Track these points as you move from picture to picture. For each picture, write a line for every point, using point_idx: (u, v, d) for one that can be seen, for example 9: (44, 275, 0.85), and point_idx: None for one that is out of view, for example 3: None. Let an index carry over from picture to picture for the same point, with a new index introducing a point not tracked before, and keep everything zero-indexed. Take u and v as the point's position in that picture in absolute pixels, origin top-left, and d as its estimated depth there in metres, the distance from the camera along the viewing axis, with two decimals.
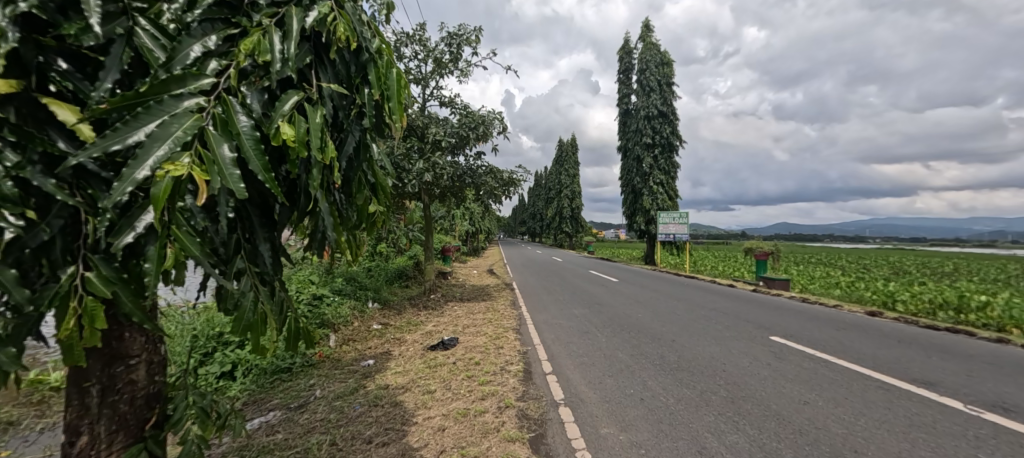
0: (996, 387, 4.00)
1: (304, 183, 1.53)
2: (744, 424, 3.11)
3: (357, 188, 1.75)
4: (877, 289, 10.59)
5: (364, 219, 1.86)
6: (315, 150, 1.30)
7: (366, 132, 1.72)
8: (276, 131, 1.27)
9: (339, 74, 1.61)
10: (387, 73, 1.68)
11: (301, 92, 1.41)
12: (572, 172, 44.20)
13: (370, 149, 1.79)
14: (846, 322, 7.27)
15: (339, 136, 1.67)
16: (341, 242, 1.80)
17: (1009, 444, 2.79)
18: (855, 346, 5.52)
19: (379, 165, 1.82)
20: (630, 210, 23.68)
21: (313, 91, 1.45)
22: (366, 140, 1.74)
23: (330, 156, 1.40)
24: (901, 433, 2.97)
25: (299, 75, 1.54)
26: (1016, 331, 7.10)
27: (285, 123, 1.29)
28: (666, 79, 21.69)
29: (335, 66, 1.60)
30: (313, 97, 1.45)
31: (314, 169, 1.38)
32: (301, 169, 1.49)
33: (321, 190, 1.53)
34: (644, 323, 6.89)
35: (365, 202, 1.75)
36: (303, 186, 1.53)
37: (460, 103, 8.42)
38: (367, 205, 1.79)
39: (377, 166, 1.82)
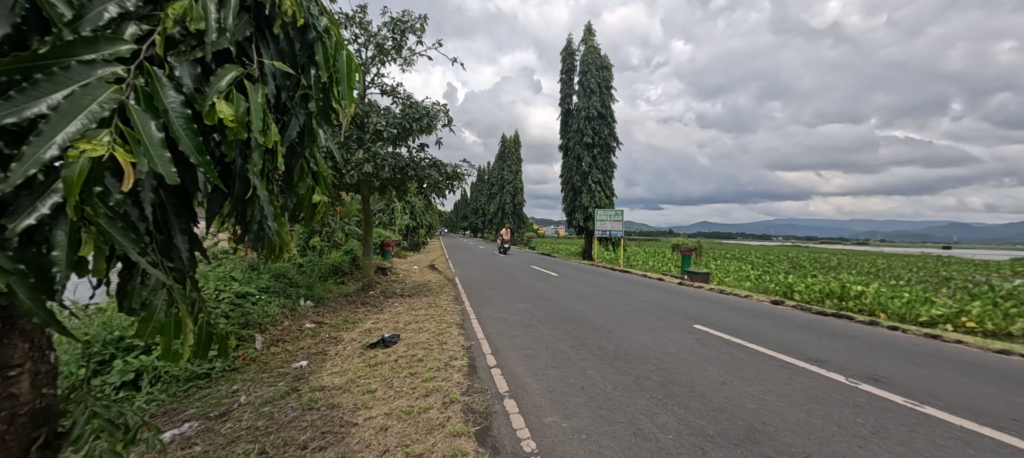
0: (871, 362, 4.70)
1: (241, 169, 1.40)
2: (673, 405, 3.36)
3: (299, 177, 1.64)
4: (779, 281, 11.99)
5: (311, 212, 1.74)
6: (257, 132, 1.20)
7: (312, 117, 1.62)
8: (212, 110, 1.15)
9: (282, 51, 1.49)
10: (336, 55, 1.59)
11: (240, 68, 1.29)
12: (515, 168, 44.68)
13: (316, 135, 1.69)
14: (755, 310, 8.13)
15: (282, 119, 1.55)
16: (281, 236, 1.67)
17: (879, 410, 3.31)
18: (763, 331, 6.20)
19: (324, 152, 1.72)
20: (570, 207, 24.47)
21: (256, 68, 1.34)
22: (312, 126, 1.64)
23: (273, 140, 1.30)
24: (801, 405, 3.39)
25: (237, 49, 1.40)
26: (883, 315, 8.64)
27: (223, 101, 1.17)
28: (606, 82, 22.63)
29: (278, 43, 1.48)
30: (254, 75, 1.34)
31: (255, 154, 1.26)
32: (239, 153, 1.37)
33: (263, 177, 1.42)
34: (583, 315, 7.18)
35: (308, 192, 1.64)
36: (239, 172, 1.39)
37: (403, 93, 8.14)
38: (311, 194, 1.68)
39: (321, 153, 1.72)
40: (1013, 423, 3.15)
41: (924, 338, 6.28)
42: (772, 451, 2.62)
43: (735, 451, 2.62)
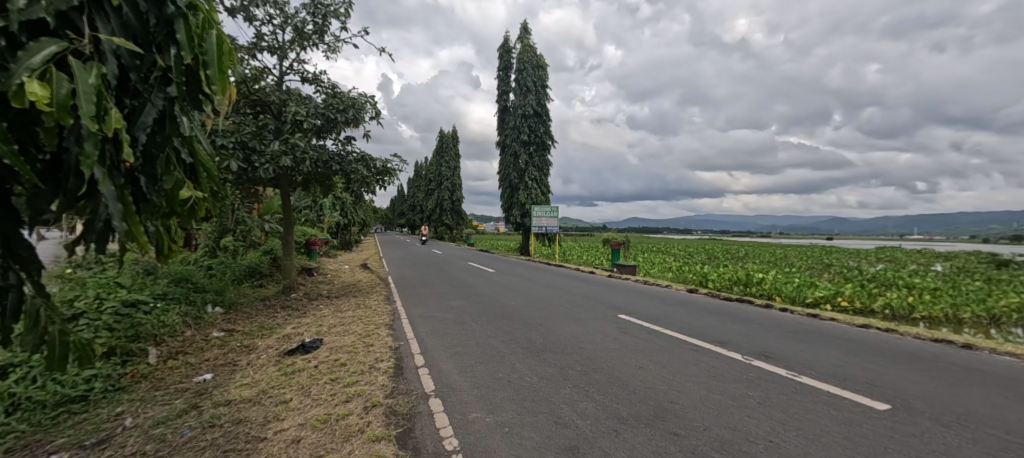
0: (763, 341, 5.32)
1: (74, 158, 1.26)
2: (594, 392, 3.54)
3: (165, 169, 1.53)
4: (696, 271, 13.16)
5: (179, 204, 1.71)
6: (86, 119, 1.09)
7: (174, 103, 1.50)
8: (18, 90, 1.04)
9: (128, 25, 1.34)
10: (203, 35, 1.49)
11: (63, 43, 1.18)
12: (453, 164, 44.08)
13: (182, 124, 1.56)
14: (674, 298, 8.82)
15: (132, 104, 1.47)
16: (143, 236, 1.46)
17: (767, 382, 3.76)
18: (679, 317, 6.74)
19: (194, 142, 1.65)
20: (507, 203, 24.72)
21: (86, 44, 1.24)
22: (175, 112, 1.51)
23: (111, 129, 1.20)
24: (705, 383, 3.74)
25: (64, 21, 1.27)
26: (778, 298, 9.86)
27: (36, 81, 1.06)
28: (541, 81, 23.10)
29: (122, 14, 1.33)
30: (84, 53, 1.24)
31: (88, 142, 1.13)
32: (69, 138, 1.21)
33: (105, 169, 1.29)
34: (516, 310, 7.31)
35: (175, 187, 1.58)
36: (72, 162, 1.26)
37: (327, 81, 7.63)
38: (180, 189, 1.62)
39: (192, 144, 1.67)
40: (866, 386, 3.74)
41: (806, 317, 7.26)
42: (676, 427, 2.86)
43: (645, 430, 2.82)
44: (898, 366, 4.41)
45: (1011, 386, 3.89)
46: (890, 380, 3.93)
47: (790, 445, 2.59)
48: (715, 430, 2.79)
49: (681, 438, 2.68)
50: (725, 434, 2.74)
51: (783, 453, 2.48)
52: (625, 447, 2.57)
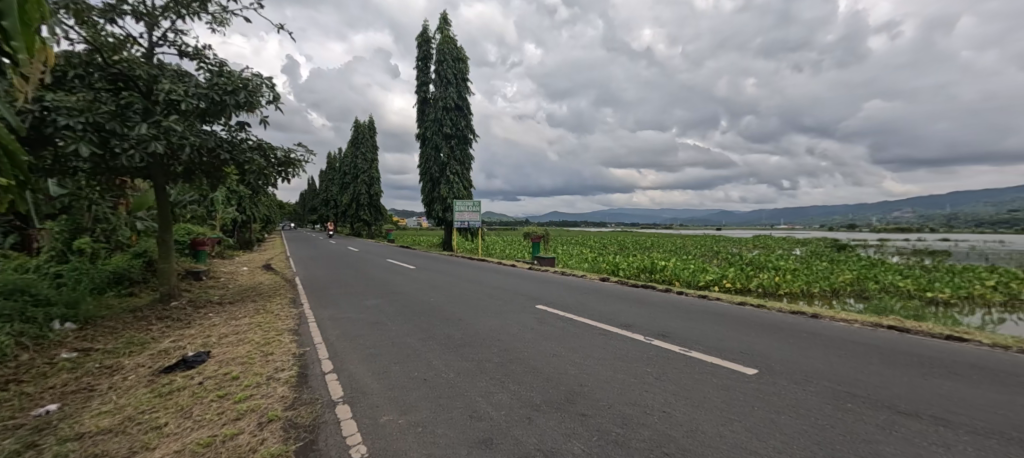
0: (662, 322, 5.90)
1: None
2: (509, 383, 3.62)
3: None
4: (608, 260, 14.12)
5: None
6: None
7: None
8: None
9: None
10: None
11: None
12: (370, 156, 41.81)
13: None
14: (588, 287, 9.36)
15: None
16: None
17: (664, 359, 4.17)
18: (591, 305, 7.19)
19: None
20: (428, 198, 24.14)
21: None
22: None
23: None
24: (611, 364, 4.04)
25: None
26: (677, 283, 11.02)
27: None
28: (461, 74, 22.85)
29: None
30: None
31: None
32: None
33: None
34: (434, 306, 7.20)
35: None
36: None
37: (212, 58, 6.74)
38: None
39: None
40: (741, 355, 4.35)
41: (698, 298, 8.20)
42: (584, 408, 3.04)
43: (556, 414, 2.95)
44: (765, 336, 5.19)
45: (842, 346, 4.80)
46: (759, 348, 4.61)
47: (680, 413, 2.90)
48: (618, 407, 3.02)
49: (588, 418, 2.86)
50: (627, 410, 2.98)
51: (674, 421, 2.77)
52: (537, 432, 2.67)
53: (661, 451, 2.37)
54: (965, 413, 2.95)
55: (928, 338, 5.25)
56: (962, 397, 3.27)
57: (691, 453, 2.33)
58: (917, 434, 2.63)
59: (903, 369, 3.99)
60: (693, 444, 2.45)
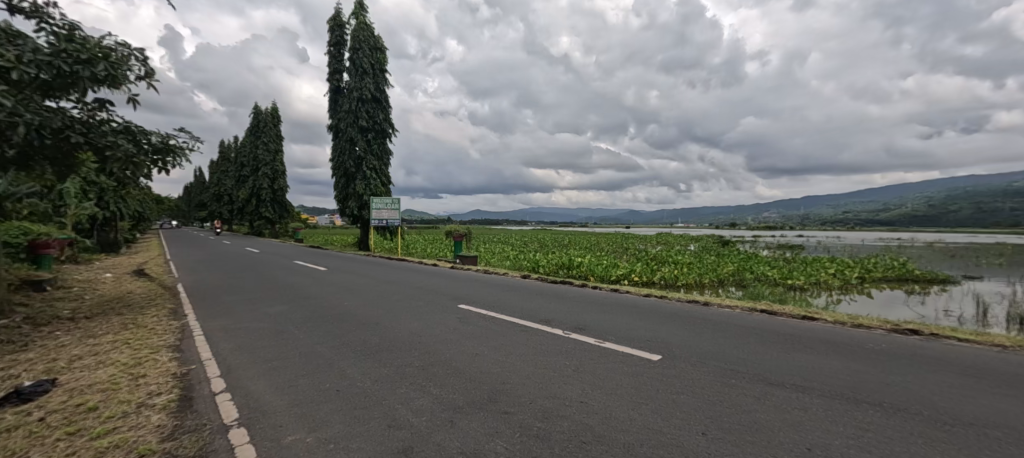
0: (579, 315, 6.22)
1: None
2: (430, 386, 3.53)
3: None
4: (529, 258, 14.51)
5: None
6: None
7: None
8: None
9: None
10: None
11: None
12: (273, 147, 38.00)
13: None
14: (509, 285, 9.52)
15: None
16: None
17: (580, 352, 4.39)
18: (513, 302, 7.32)
19: None
20: (342, 194, 22.61)
21: None
22: None
23: None
24: (532, 359, 4.15)
25: None
26: (592, 277, 11.70)
27: None
28: (378, 64, 21.78)
29: None
30: None
31: None
32: None
33: None
34: (349, 310, 6.76)
35: None
36: None
37: (59, 18, 5.54)
38: None
39: None
40: (646, 343, 4.75)
41: (610, 291, 8.79)
42: (506, 405, 3.07)
43: (478, 415, 2.94)
44: (667, 324, 5.73)
45: (728, 329, 5.49)
46: (662, 335, 5.07)
47: (595, 402, 3.07)
48: (539, 402, 3.10)
49: (511, 415, 2.89)
50: (547, 403, 3.07)
51: (590, 410, 2.92)
52: (459, 435, 2.63)
53: (579, 441, 2.48)
54: (818, 380, 3.54)
55: (790, 319, 6.24)
56: (815, 366, 3.93)
57: (606, 439, 2.48)
58: (784, 401, 3.10)
59: (773, 346, 4.68)
60: (607, 430, 2.60)
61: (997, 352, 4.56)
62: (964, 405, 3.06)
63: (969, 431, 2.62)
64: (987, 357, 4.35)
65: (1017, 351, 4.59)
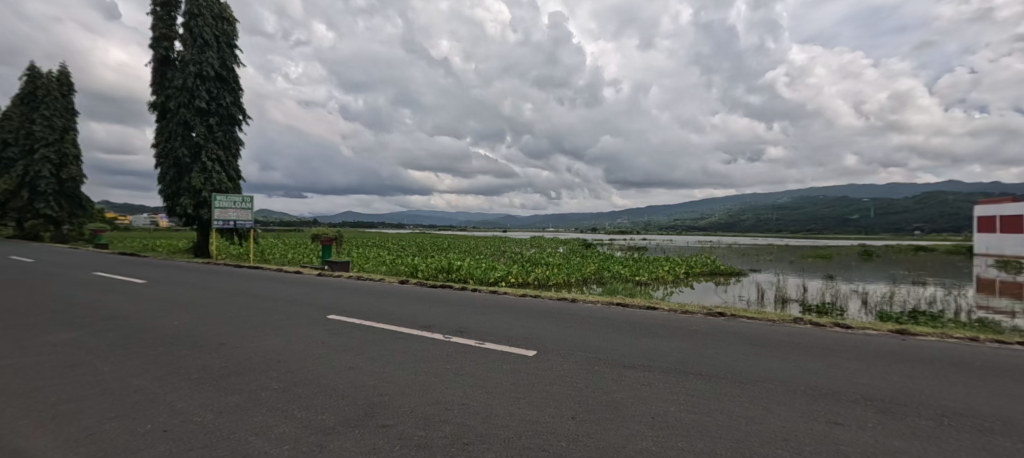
0: (458, 318, 6.24)
1: None
2: (294, 410, 3.15)
3: None
4: (407, 263, 14.01)
5: None
6: None
7: None
8: None
9: None
10: None
11: None
12: (62, 125, 29.34)
13: None
14: (384, 291, 9.05)
15: None
16: None
17: (461, 354, 4.41)
18: (388, 309, 6.96)
19: None
20: (172, 189, 18.62)
21: None
22: None
23: None
24: (411, 367, 4.02)
25: None
26: (471, 280, 11.87)
27: None
28: (224, 37, 18.65)
29: None
30: None
31: None
32: None
33: None
34: (182, 331, 5.59)
35: None
36: None
37: None
38: None
39: None
40: (522, 340, 5.02)
41: (489, 293, 9.03)
42: (384, 418, 2.92)
43: (352, 433, 2.72)
44: (540, 321, 6.15)
45: (591, 321, 6.14)
46: (536, 332, 5.42)
47: (477, 402, 3.13)
48: (419, 410, 3.02)
49: (389, 428, 2.76)
50: (427, 410, 3.01)
51: (471, 411, 2.97)
52: None
53: (461, 443, 2.49)
54: (659, 359, 4.22)
55: (638, 309, 7.30)
56: (656, 348, 4.67)
57: (488, 437, 2.55)
58: (635, 380, 3.60)
59: (626, 333, 5.41)
60: (488, 428, 2.68)
61: (771, 324, 6.08)
62: (752, 366, 3.99)
63: (755, 385, 3.43)
64: (765, 329, 5.76)
65: (782, 323, 6.19)
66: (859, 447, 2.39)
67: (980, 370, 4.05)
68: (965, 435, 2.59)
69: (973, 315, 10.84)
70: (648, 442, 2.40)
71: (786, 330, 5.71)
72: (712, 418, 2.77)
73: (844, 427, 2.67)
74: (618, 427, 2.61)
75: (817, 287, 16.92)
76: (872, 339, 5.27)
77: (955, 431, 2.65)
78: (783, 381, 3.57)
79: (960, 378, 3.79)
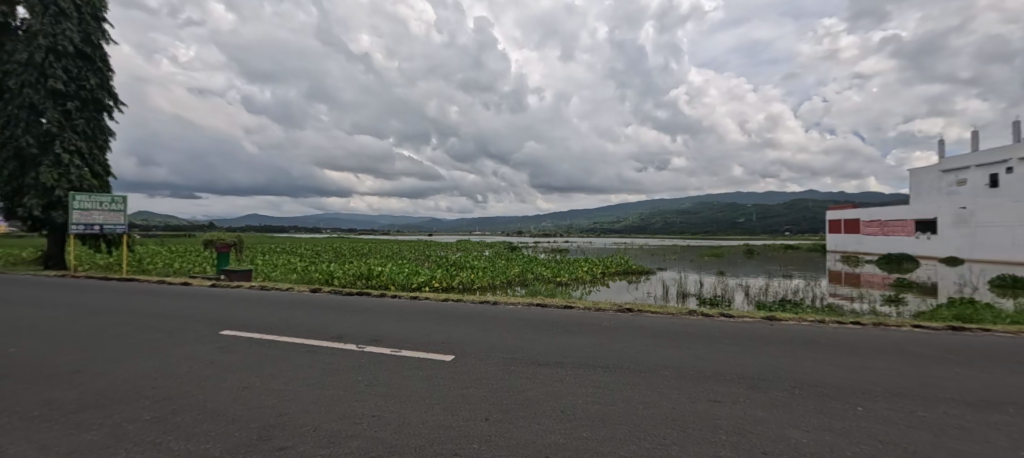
0: (374, 327, 5.96)
1: None
2: (170, 440, 2.75)
3: None
4: (320, 270, 13.03)
5: None
6: None
7: None
8: None
9: None
10: None
11: None
12: None
13: None
14: (291, 301, 8.31)
15: None
16: None
17: (374, 364, 4.22)
18: (295, 320, 6.41)
19: None
20: (11, 186, 15.21)
21: None
22: None
23: None
24: (318, 382, 3.74)
25: None
26: (392, 286, 11.41)
27: None
28: (87, 8, 15.78)
29: None
30: None
31: None
32: None
33: None
34: (20, 360, 4.58)
35: None
36: None
37: None
38: None
39: None
40: (441, 345, 4.95)
41: (409, 299, 8.76)
42: (282, 440, 2.68)
43: None
44: (460, 324, 6.12)
45: (510, 323, 6.27)
46: (456, 336, 5.39)
47: (389, 413, 3.01)
48: (324, 427, 2.83)
49: (287, 450, 2.54)
50: (334, 427, 2.83)
51: (382, 423, 2.85)
52: None
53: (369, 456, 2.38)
54: (572, 355, 4.45)
55: (556, 309, 7.61)
56: (569, 344, 4.92)
57: (398, 447, 2.47)
58: (549, 376, 3.76)
59: (543, 332, 5.61)
60: (399, 438, 2.59)
61: (671, 317, 6.74)
62: (652, 356, 4.39)
63: (652, 373, 3.78)
64: (666, 322, 6.36)
65: (680, 315, 6.89)
66: (732, 420, 2.75)
67: (825, 346, 4.90)
68: (809, 401, 3.12)
69: (825, 302, 13.05)
70: (555, 436, 2.52)
71: (683, 321, 6.37)
72: (613, 407, 2.99)
73: (720, 403, 3.06)
74: (530, 424, 2.70)
75: (710, 282, 19.10)
76: (751, 325, 6.10)
77: (802, 398, 3.18)
78: (676, 367, 3.99)
79: (811, 354, 4.55)
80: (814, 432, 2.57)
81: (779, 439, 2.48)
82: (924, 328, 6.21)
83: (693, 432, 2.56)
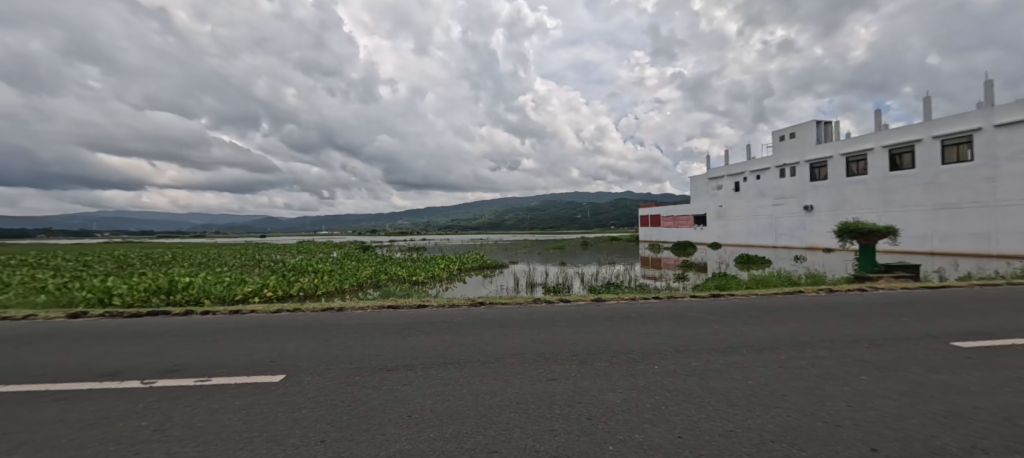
0: (172, 355, 4.79)
1: None
2: None
3: None
4: (90, 285, 9.84)
5: None
6: None
7: None
8: None
9: None
10: None
11: None
12: None
13: None
14: (30, 334, 6.03)
15: None
16: None
17: (170, 402, 3.38)
18: (35, 361, 4.67)
19: None
20: None
21: None
22: None
23: None
24: (74, 437, 2.81)
25: None
26: (207, 300, 9.39)
27: None
28: None
29: None
30: None
31: None
32: None
33: None
34: None
35: None
36: None
37: None
38: None
39: None
40: (268, 365, 4.29)
41: (228, 315, 7.31)
42: None
43: None
44: (294, 338, 5.41)
45: (356, 330, 5.83)
46: (289, 353, 4.74)
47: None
48: None
49: None
50: None
51: None
52: None
53: None
54: (423, 356, 4.38)
55: (408, 310, 7.39)
56: (419, 345, 4.84)
57: None
58: (394, 383, 3.60)
59: (393, 336, 5.39)
60: None
61: (519, 307, 7.26)
62: (498, 347, 4.62)
63: (498, 363, 3.99)
64: (514, 312, 6.79)
65: (525, 305, 7.44)
66: (564, 395, 3.11)
67: (635, 319, 5.94)
68: (622, 367, 3.74)
69: (637, 282, 15.94)
70: (401, 444, 2.44)
71: (528, 310, 6.92)
72: (462, 402, 3.06)
73: (556, 381, 3.43)
74: (377, 436, 2.56)
75: (553, 272, 21.30)
76: (584, 308, 7.01)
77: (618, 365, 3.80)
78: (520, 353, 4.29)
79: (627, 327, 5.46)
80: (625, 393, 3.10)
81: (600, 404, 2.91)
82: (699, 297, 8.08)
83: (532, 413, 2.80)
